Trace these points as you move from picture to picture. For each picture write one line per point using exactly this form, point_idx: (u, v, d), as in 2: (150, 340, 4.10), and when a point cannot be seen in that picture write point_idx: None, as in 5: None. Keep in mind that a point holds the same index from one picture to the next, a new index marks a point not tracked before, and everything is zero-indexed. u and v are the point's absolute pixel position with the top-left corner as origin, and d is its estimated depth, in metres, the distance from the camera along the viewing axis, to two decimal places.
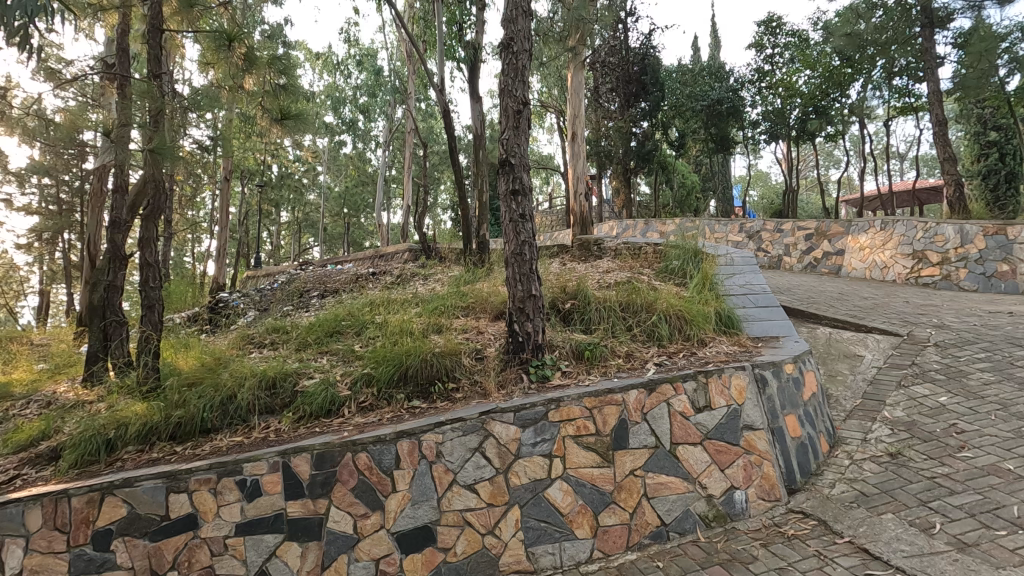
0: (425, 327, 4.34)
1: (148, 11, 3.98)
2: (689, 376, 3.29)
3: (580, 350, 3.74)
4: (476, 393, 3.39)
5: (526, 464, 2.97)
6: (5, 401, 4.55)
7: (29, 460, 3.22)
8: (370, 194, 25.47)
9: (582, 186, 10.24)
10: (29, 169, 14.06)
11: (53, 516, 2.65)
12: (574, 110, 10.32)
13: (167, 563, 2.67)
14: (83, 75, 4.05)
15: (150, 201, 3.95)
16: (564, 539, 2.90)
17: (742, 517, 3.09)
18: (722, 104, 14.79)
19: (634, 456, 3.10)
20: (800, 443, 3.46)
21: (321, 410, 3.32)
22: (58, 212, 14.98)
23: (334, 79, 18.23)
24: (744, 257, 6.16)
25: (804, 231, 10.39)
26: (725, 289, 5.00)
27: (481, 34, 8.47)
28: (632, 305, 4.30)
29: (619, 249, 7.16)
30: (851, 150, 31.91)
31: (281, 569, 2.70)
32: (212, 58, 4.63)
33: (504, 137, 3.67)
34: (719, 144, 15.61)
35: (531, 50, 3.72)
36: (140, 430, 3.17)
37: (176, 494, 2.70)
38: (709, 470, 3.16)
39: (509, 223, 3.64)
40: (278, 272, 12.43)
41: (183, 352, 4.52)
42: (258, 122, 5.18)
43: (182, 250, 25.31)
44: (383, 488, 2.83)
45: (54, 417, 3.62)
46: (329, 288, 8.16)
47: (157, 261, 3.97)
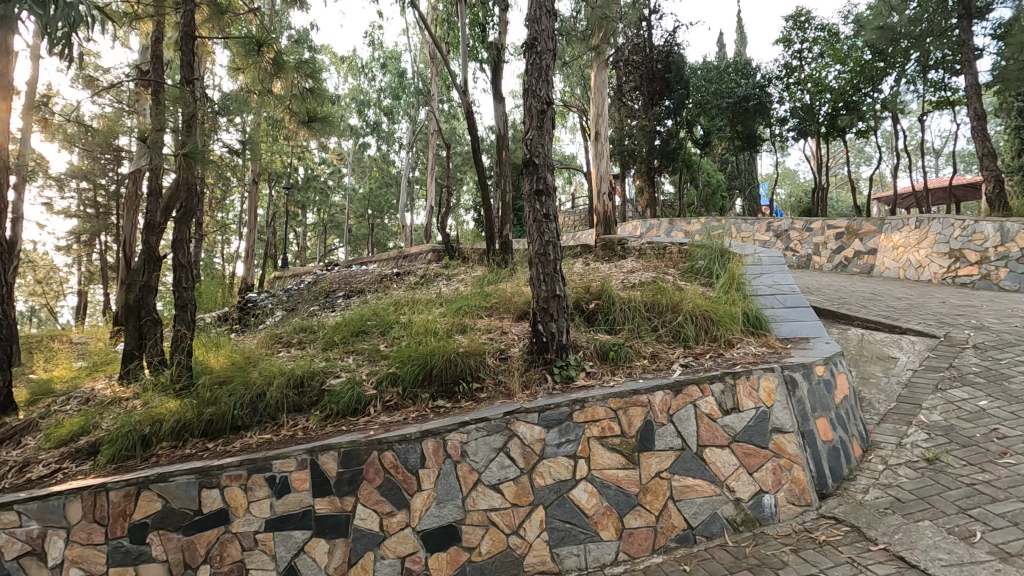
0: (449, 327, 4.36)
1: (181, 19, 4.09)
2: (717, 378, 3.24)
3: (604, 350, 3.71)
4: (500, 393, 3.40)
5: (550, 465, 2.97)
6: (47, 397, 4.72)
7: (70, 454, 3.33)
8: (394, 195, 25.73)
9: (605, 186, 10.17)
10: (68, 174, 14.58)
11: (92, 509, 2.74)
12: (598, 109, 10.27)
13: (200, 557, 2.74)
14: (120, 83, 4.19)
15: (182, 204, 4.05)
16: (588, 540, 2.88)
17: (771, 522, 3.03)
18: (748, 100, 14.44)
19: (660, 458, 3.06)
20: (832, 447, 3.38)
21: (348, 409, 3.36)
22: (95, 215, 15.48)
23: (359, 82, 18.48)
24: (772, 257, 6.04)
25: (834, 230, 10.14)
26: (753, 289, 4.91)
27: (504, 34, 8.50)
28: (657, 305, 4.24)
29: (643, 249, 7.09)
30: (883, 146, 31.07)
31: (309, 565, 2.74)
32: (242, 63, 4.74)
33: (528, 137, 3.66)
34: (745, 142, 15.36)
35: (554, 50, 3.72)
36: (173, 427, 3.26)
37: (208, 490, 2.77)
38: (737, 472, 3.10)
39: (532, 223, 3.64)
40: (304, 272, 12.65)
41: (214, 351, 4.63)
42: (286, 125, 5.29)
43: (213, 252, 25.95)
44: (409, 487, 2.86)
45: (94, 413, 3.75)
46: (355, 288, 8.27)
47: (189, 262, 4.07)
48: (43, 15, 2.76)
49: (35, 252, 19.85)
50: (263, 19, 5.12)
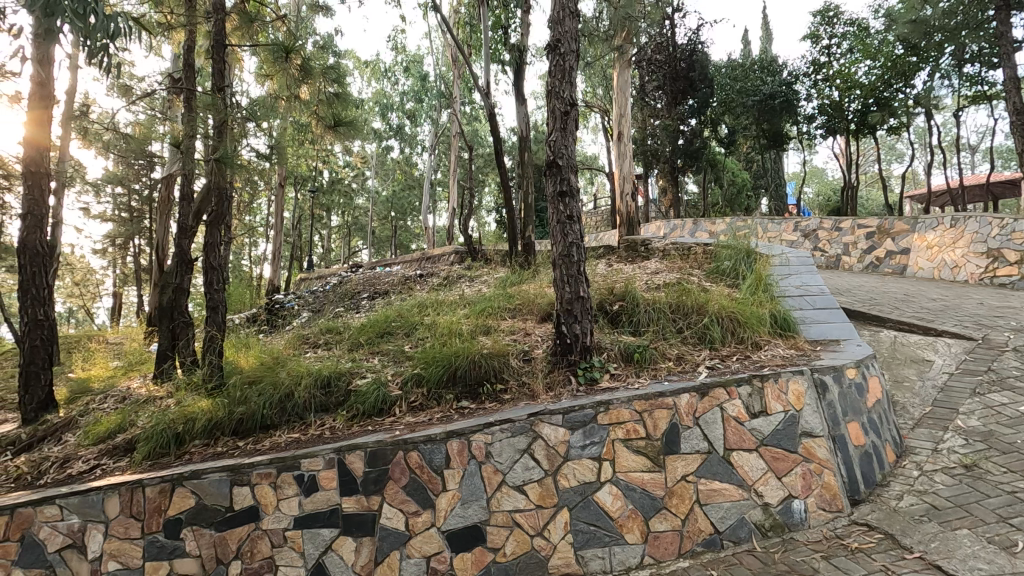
0: (473, 328, 4.39)
1: (212, 28, 4.20)
2: (744, 381, 3.19)
3: (629, 352, 3.69)
4: (524, 394, 3.41)
5: (574, 467, 2.96)
6: (86, 396, 4.89)
7: (107, 451, 3.44)
8: (417, 197, 25.96)
9: (628, 186, 10.09)
10: (104, 179, 15.07)
11: (129, 504, 2.83)
12: (621, 109, 10.22)
13: (231, 552, 2.80)
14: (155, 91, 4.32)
15: (214, 209, 4.17)
16: (613, 543, 2.87)
17: (801, 528, 2.97)
18: (775, 98, 14.05)
19: (686, 461, 3.03)
20: (864, 452, 3.30)
21: (374, 409, 3.40)
22: (129, 219, 15.96)
23: (382, 86, 18.71)
24: (800, 257, 5.92)
25: (865, 229, 9.89)
26: (780, 290, 4.83)
27: (526, 36, 8.52)
28: (682, 307, 4.20)
29: (667, 249, 7.02)
30: (916, 142, 30.23)
31: (337, 563, 2.78)
32: (270, 69, 4.85)
33: (551, 138, 3.66)
34: (772, 140, 15.04)
35: (578, 51, 3.71)
36: (205, 425, 3.35)
37: (239, 487, 2.84)
38: (765, 477, 3.05)
39: (556, 224, 3.64)
40: (329, 274, 12.88)
41: (244, 351, 4.74)
42: (312, 130, 5.37)
43: (241, 254, 26.54)
44: (433, 487, 2.88)
45: (130, 412, 3.86)
46: (379, 289, 8.39)
47: (220, 264, 4.18)
48: (84, 27, 2.82)
49: (73, 255, 20.61)
50: (290, 26, 5.23)
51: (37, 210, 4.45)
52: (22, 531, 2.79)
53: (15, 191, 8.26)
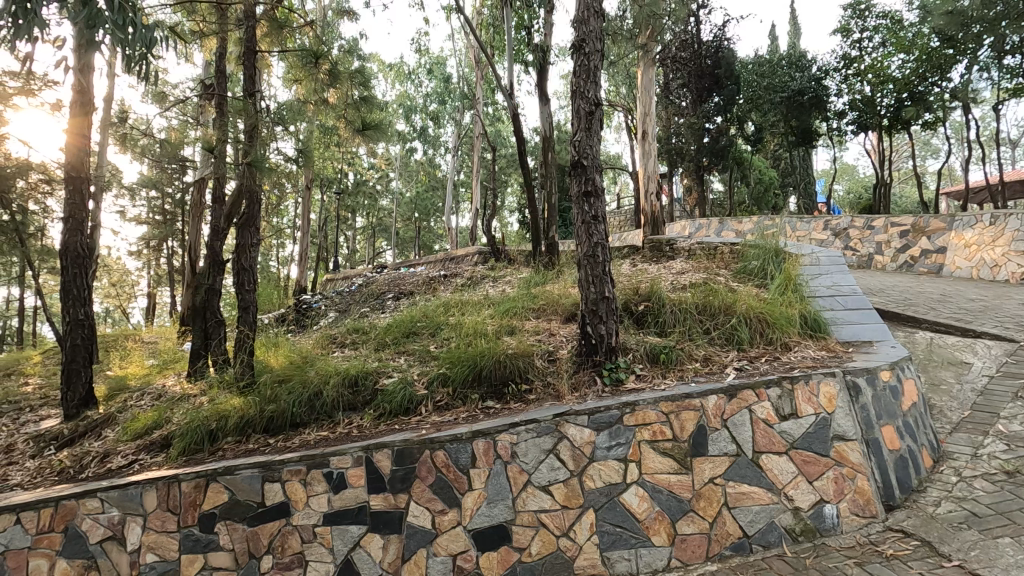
0: (498, 328, 4.41)
1: (244, 35, 4.32)
2: (773, 383, 3.14)
3: (655, 353, 3.66)
4: (549, 394, 3.41)
5: (600, 468, 2.95)
6: (124, 393, 5.06)
7: (145, 447, 3.56)
8: (440, 198, 26.13)
9: (653, 186, 9.98)
10: (140, 183, 15.57)
11: (165, 498, 2.92)
12: (645, 108, 10.12)
13: (263, 547, 2.87)
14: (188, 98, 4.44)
15: (246, 211, 4.29)
16: (639, 545, 2.85)
17: (833, 533, 2.90)
18: (804, 94, 13.64)
19: (714, 464, 2.99)
20: (899, 456, 3.21)
21: (400, 408, 3.45)
22: (163, 222, 16.44)
23: (406, 88, 18.88)
24: (831, 257, 5.78)
25: (899, 227, 9.60)
26: (810, 290, 4.72)
27: (549, 36, 8.51)
28: (709, 307, 4.15)
29: (692, 249, 6.95)
30: (953, 137, 29.24)
31: (365, 559, 2.83)
32: (300, 75, 4.98)
33: (576, 139, 3.65)
34: (801, 137, 14.51)
35: (602, 51, 3.70)
36: (238, 423, 3.44)
37: (270, 483, 2.91)
38: (796, 481, 2.99)
39: (581, 224, 3.63)
40: (354, 275, 13.06)
41: (274, 350, 4.85)
42: (338, 133, 5.45)
43: (269, 255, 27.09)
44: (460, 486, 2.90)
45: (166, 408, 3.99)
46: (404, 290, 8.48)
47: (251, 266, 4.29)
48: (123, 39, 2.88)
49: (110, 257, 21.35)
50: (317, 31, 5.34)
51: (78, 214, 4.65)
52: (66, 522, 2.91)
53: (57, 196, 8.60)
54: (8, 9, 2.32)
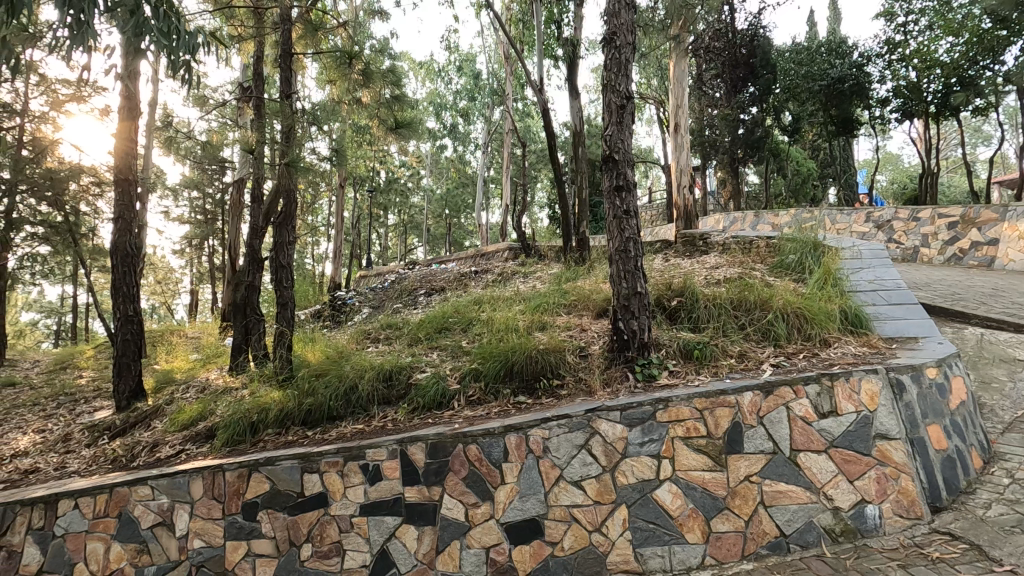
0: (530, 324, 4.43)
1: (281, 38, 4.44)
2: (812, 379, 3.06)
3: (688, 349, 3.62)
4: (581, 390, 3.41)
5: (633, 464, 2.94)
6: (170, 386, 5.29)
7: (191, 437, 3.71)
8: (470, 195, 26.26)
9: (686, 179, 9.79)
10: (183, 184, 16.18)
11: (211, 487, 3.04)
12: (677, 100, 9.93)
13: (303, 535, 2.96)
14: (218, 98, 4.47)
15: (284, 210, 4.43)
16: (673, 542, 2.83)
17: (875, 534, 2.81)
18: (844, 82, 12.96)
19: (750, 461, 2.94)
20: (946, 457, 3.09)
21: (433, 403, 3.51)
22: (205, 221, 17.03)
23: (436, 86, 19.01)
24: (873, 250, 5.59)
25: (947, 219, 9.18)
26: (851, 285, 4.57)
27: (579, 29, 8.44)
28: (744, 303, 4.07)
29: (726, 243, 6.83)
30: (1007, 122, 27.77)
31: (400, 550, 2.89)
32: (334, 75, 5.09)
33: (607, 133, 3.63)
34: (840, 126, 13.90)
35: (634, 43, 3.66)
36: (278, 415, 3.55)
37: (309, 474, 3.00)
38: (835, 479, 2.91)
39: (613, 219, 3.60)
40: (387, 271, 13.29)
41: (311, 345, 4.99)
42: (371, 132, 5.54)
43: (304, 253, 27.75)
44: (492, 480, 2.93)
45: (210, 401, 4.15)
46: (435, 286, 8.56)
47: (289, 263, 4.43)
48: (168, 46, 2.97)
49: (155, 256, 22.27)
50: (350, 31, 5.43)
51: (127, 214, 4.86)
52: (120, 508, 3.06)
53: (106, 197, 9.00)
54: (65, 20, 2.44)
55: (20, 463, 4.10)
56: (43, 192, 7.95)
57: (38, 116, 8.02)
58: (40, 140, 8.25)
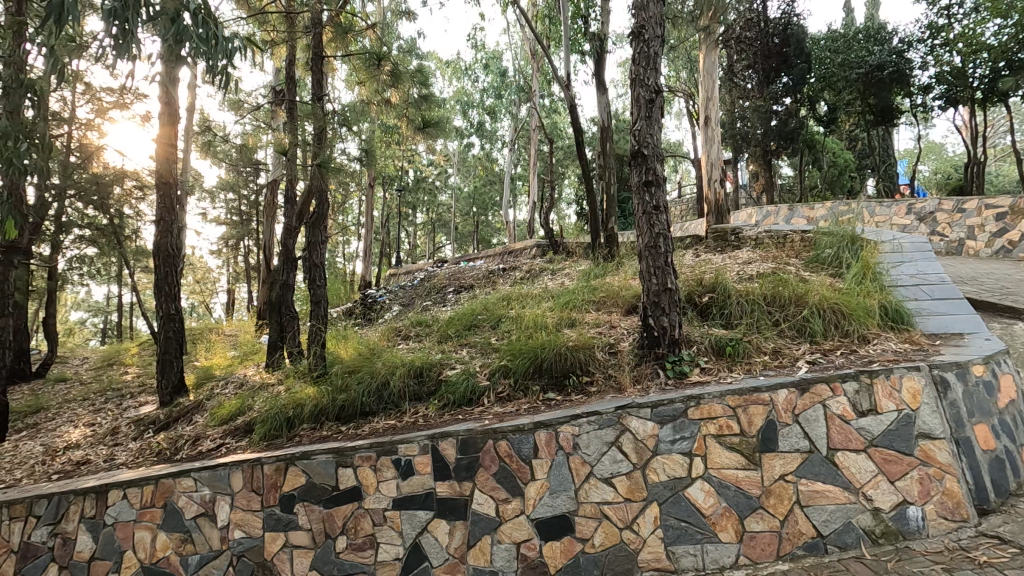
0: (558, 321, 4.42)
1: (312, 42, 4.55)
2: (850, 376, 2.98)
3: (720, 345, 3.57)
4: (611, 387, 3.40)
5: (664, 462, 2.92)
6: (210, 382, 5.48)
7: (230, 431, 3.84)
8: (498, 192, 26.29)
9: (716, 173, 9.58)
10: (220, 186, 16.65)
11: (250, 480, 3.14)
12: (708, 93, 9.74)
13: (338, 527, 3.03)
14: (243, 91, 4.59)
15: (316, 209, 4.52)
16: (705, 541, 2.80)
17: (917, 536, 2.72)
18: (884, 69, 12.45)
19: (785, 461, 2.88)
20: (993, 457, 2.98)
21: (463, 399, 3.55)
22: (240, 222, 17.51)
23: (463, 85, 19.07)
24: (916, 243, 5.39)
25: (995, 210, 8.77)
26: (891, 279, 4.42)
27: (606, 23, 8.36)
28: (779, 298, 3.99)
29: (759, 238, 6.69)
30: None
31: (432, 544, 2.93)
32: (363, 76, 5.18)
33: (636, 128, 3.60)
34: (879, 115, 13.40)
35: (663, 36, 3.61)
36: (313, 411, 3.64)
37: (343, 468, 3.08)
38: (875, 480, 2.82)
39: (642, 215, 3.57)
40: (415, 269, 13.45)
41: (343, 342, 5.09)
42: (399, 131, 5.61)
43: (335, 252, 28.25)
44: (522, 476, 2.95)
45: (248, 397, 4.29)
46: (464, 284, 8.61)
47: (321, 262, 4.53)
48: (207, 51, 3.04)
49: (194, 256, 23.02)
50: (378, 32, 5.49)
51: (168, 216, 5.04)
52: (165, 498, 3.19)
53: (148, 200, 9.35)
54: (110, 30, 2.51)
55: (73, 455, 4.31)
56: (89, 196, 8.29)
57: (84, 123, 8.37)
58: (86, 146, 8.61)
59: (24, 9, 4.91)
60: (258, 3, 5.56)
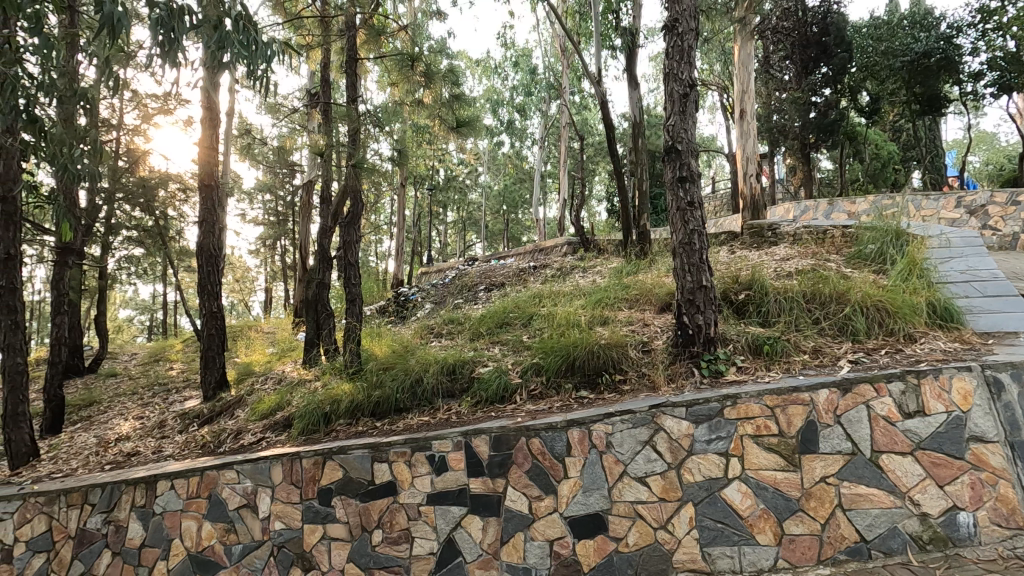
0: (590, 319, 4.40)
1: (346, 45, 4.64)
2: (896, 377, 2.87)
3: (758, 344, 3.49)
4: (644, 385, 3.38)
5: (699, 461, 2.87)
6: (250, 377, 5.66)
7: (270, 426, 3.96)
8: (528, 190, 26.26)
9: (752, 167, 9.33)
10: (258, 188, 17.12)
11: (289, 473, 3.23)
12: (743, 85, 9.50)
13: (374, 521, 3.09)
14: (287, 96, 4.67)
15: (351, 209, 4.60)
16: (742, 543, 2.75)
17: (969, 543, 2.62)
18: (930, 56, 11.91)
19: (826, 462, 2.80)
20: None
21: (495, 396, 3.57)
22: (277, 222, 17.99)
23: (492, 83, 19.10)
24: (966, 237, 5.15)
25: None
26: (940, 276, 4.24)
27: (637, 17, 8.25)
28: (819, 295, 3.87)
29: (797, 234, 6.50)
30: None
31: (466, 539, 2.96)
32: (396, 77, 5.25)
33: (669, 123, 3.55)
34: (926, 104, 12.83)
35: (698, 29, 3.55)
36: (349, 406, 3.72)
37: (379, 463, 3.13)
38: (922, 484, 2.72)
39: (676, 211, 3.52)
40: (446, 268, 13.56)
41: (377, 339, 5.18)
42: (431, 130, 5.67)
43: (368, 251, 28.73)
44: (556, 473, 2.95)
45: (286, 392, 4.41)
46: (495, 282, 8.64)
47: (356, 261, 4.62)
48: (247, 56, 3.10)
49: (233, 256, 23.77)
50: (409, 33, 5.54)
51: (210, 217, 5.22)
52: (210, 489, 3.32)
53: (191, 202, 9.70)
54: (157, 38, 2.59)
55: (123, 447, 4.51)
56: (136, 199, 8.65)
57: (131, 129, 8.72)
58: (133, 151, 8.96)
59: (76, 21, 5.15)
60: (294, 9, 5.68)
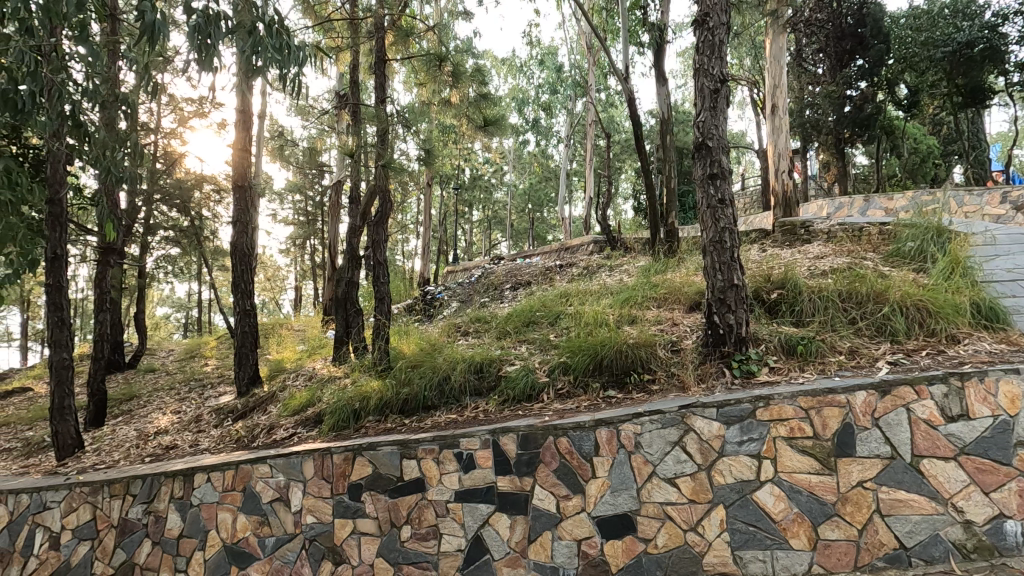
0: (618, 318, 4.37)
1: (375, 47, 4.70)
2: (938, 379, 2.77)
3: (791, 344, 3.41)
4: (673, 385, 3.33)
5: (730, 463, 2.82)
6: (282, 374, 5.78)
7: (301, 421, 4.04)
8: (553, 188, 26.18)
9: (784, 164, 9.10)
10: (288, 188, 17.45)
11: (320, 468, 3.30)
12: (774, 80, 9.24)
13: (402, 517, 3.12)
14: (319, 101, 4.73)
15: (379, 209, 4.65)
16: (776, 547, 2.69)
17: (1016, 554, 2.52)
18: (973, 46, 11.46)
19: (863, 466, 2.72)
20: None
21: (523, 395, 3.57)
22: (306, 222, 18.31)
23: (518, 82, 19.08)
24: (1012, 235, 4.93)
25: None
26: (985, 274, 4.06)
27: (665, 12, 8.14)
28: (856, 294, 3.76)
29: (831, 231, 6.33)
30: None
31: (493, 536, 2.98)
32: (424, 78, 5.30)
33: (700, 119, 3.49)
34: (969, 96, 12.33)
35: (729, 23, 3.48)
36: (378, 404, 3.77)
37: (407, 460, 3.17)
38: (967, 490, 2.62)
39: (706, 209, 3.45)
40: (472, 267, 13.59)
41: (405, 338, 5.23)
42: (458, 130, 5.69)
43: (394, 250, 29.06)
44: (584, 473, 2.94)
45: (317, 388, 4.49)
46: (521, 280, 8.62)
47: (385, 260, 4.65)
48: (280, 60, 3.16)
49: (265, 255, 24.31)
50: (437, 34, 5.58)
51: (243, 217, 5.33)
52: (244, 483, 3.40)
53: (225, 203, 9.95)
54: (194, 44, 2.66)
55: (162, 440, 4.66)
56: (173, 200, 8.91)
57: (168, 132, 8.99)
58: (170, 153, 9.24)
59: (118, 29, 5.33)
60: (323, 12, 5.77)
